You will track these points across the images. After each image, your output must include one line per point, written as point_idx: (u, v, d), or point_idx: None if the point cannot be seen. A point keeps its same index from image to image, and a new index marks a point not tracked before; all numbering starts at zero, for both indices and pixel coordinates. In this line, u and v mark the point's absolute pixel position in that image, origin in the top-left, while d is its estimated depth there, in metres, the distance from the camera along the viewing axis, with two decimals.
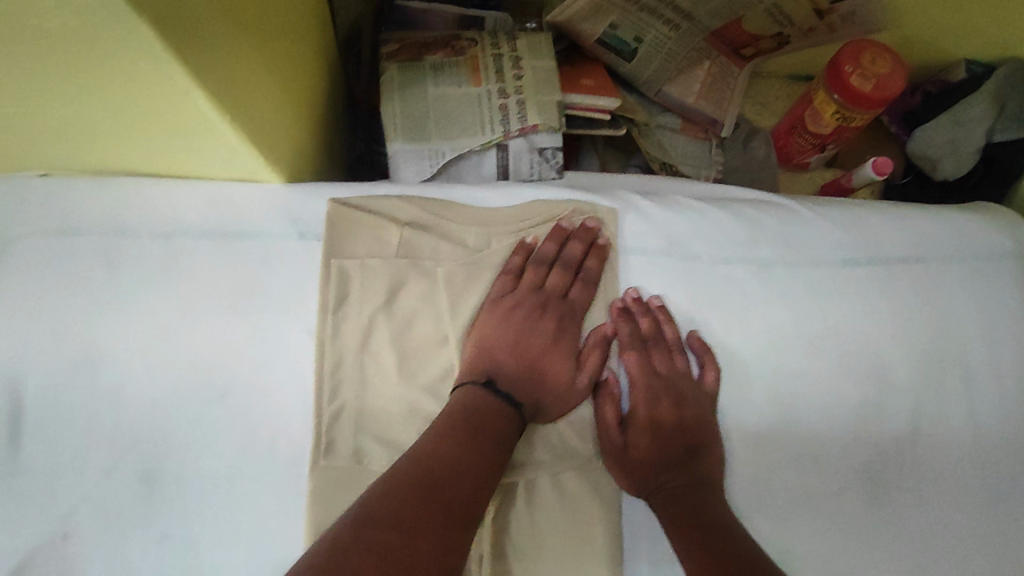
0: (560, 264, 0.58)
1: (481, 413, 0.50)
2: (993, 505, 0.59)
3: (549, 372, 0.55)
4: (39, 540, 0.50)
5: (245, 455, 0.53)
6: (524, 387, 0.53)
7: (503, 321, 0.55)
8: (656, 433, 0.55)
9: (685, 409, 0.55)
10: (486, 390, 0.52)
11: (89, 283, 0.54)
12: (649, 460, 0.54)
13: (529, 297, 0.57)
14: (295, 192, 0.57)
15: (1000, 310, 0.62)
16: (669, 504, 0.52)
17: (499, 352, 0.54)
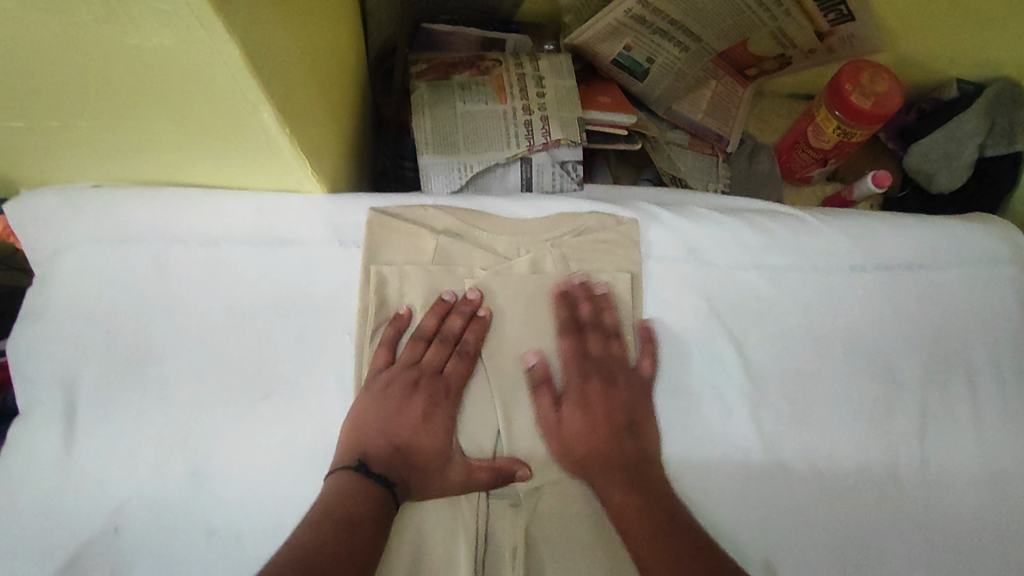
0: (437, 339, 0.58)
1: (350, 502, 0.50)
2: (1004, 498, 0.61)
3: (420, 452, 0.55)
4: (91, 532, 0.53)
5: (289, 452, 0.56)
6: (396, 471, 0.53)
7: (377, 399, 0.55)
8: (586, 416, 0.58)
9: (605, 395, 0.58)
10: (357, 474, 0.52)
11: (141, 287, 0.57)
12: (589, 446, 0.57)
13: (403, 375, 0.57)
14: (334, 202, 0.60)
15: (1001, 313, 0.65)
16: (611, 489, 0.55)
17: (371, 432, 0.55)
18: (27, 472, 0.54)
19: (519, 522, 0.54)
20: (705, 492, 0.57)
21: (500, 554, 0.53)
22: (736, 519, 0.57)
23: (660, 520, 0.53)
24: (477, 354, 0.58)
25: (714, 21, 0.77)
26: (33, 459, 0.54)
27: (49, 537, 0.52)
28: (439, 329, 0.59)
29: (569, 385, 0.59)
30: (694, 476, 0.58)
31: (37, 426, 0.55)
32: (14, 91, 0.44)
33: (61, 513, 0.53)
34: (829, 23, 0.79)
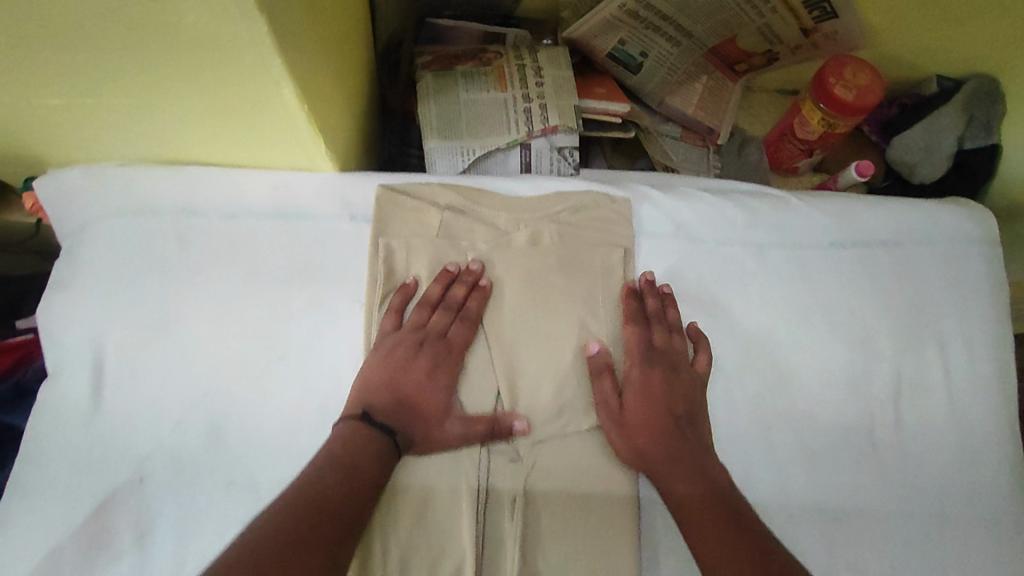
0: (442, 306, 0.61)
1: (356, 450, 0.54)
2: (970, 457, 0.65)
3: (421, 408, 0.58)
4: (118, 481, 0.57)
5: (302, 410, 0.60)
6: (400, 425, 0.57)
7: (384, 357, 0.59)
8: (651, 406, 0.60)
9: (669, 386, 0.61)
10: (361, 424, 0.55)
11: (164, 256, 0.61)
12: (653, 434, 0.59)
13: (410, 337, 0.60)
14: (345, 179, 0.64)
15: (973, 287, 0.69)
16: (678, 482, 0.56)
17: (377, 386, 0.58)
18: (58, 426, 0.58)
19: (517, 477, 0.58)
20: None
21: (500, 504, 0.57)
22: None
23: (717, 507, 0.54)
24: (478, 320, 0.62)
25: (704, 16, 0.81)
26: (64, 414, 0.58)
27: (79, 485, 0.56)
28: (444, 296, 0.62)
29: (565, 351, 0.62)
30: None
31: (66, 384, 0.59)
32: (57, 69, 0.48)
33: (90, 464, 0.57)
34: (812, 21, 0.83)
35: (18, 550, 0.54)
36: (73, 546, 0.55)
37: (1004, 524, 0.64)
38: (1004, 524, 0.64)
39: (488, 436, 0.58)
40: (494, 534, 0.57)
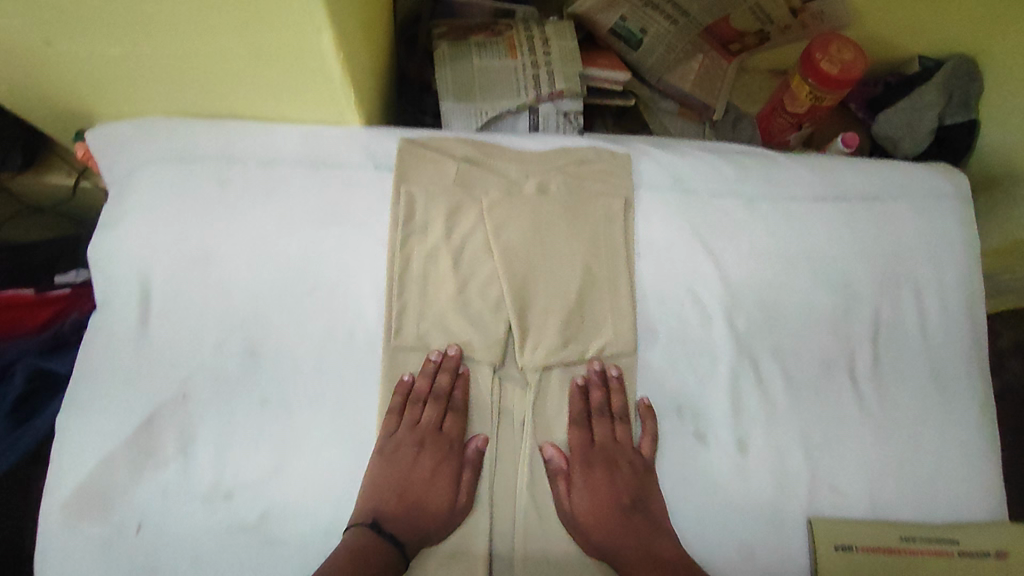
0: (432, 396, 0.65)
1: (363, 554, 0.57)
2: (939, 389, 0.72)
3: (430, 498, 0.62)
4: (164, 397, 0.63)
5: (331, 338, 0.66)
6: (405, 524, 0.61)
7: (389, 462, 0.63)
8: (601, 500, 0.64)
9: (615, 480, 0.65)
10: (372, 529, 0.59)
11: (206, 200, 0.67)
12: (604, 523, 0.63)
13: (408, 436, 0.64)
14: (371, 132, 0.70)
15: (945, 237, 0.75)
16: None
17: (385, 490, 0.62)
18: (107, 350, 0.64)
19: (527, 397, 0.67)
20: (681, 377, 0.69)
21: (511, 420, 0.66)
22: (706, 399, 0.69)
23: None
24: (466, 407, 0.66)
25: None
26: (113, 339, 0.64)
27: (130, 401, 0.63)
28: (432, 387, 0.66)
29: (570, 288, 0.69)
30: (671, 365, 0.69)
31: (115, 313, 0.65)
32: (122, 22, 0.54)
33: (140, 382, 0.63)
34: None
35: (79, 457, 0.61)
36: (125, 454, 0.61)
37: (968, 447, 0.71)
38: (968, 447, 0.71)
39: (496, 362, 0.67)
40: (504, 449, 0.66)
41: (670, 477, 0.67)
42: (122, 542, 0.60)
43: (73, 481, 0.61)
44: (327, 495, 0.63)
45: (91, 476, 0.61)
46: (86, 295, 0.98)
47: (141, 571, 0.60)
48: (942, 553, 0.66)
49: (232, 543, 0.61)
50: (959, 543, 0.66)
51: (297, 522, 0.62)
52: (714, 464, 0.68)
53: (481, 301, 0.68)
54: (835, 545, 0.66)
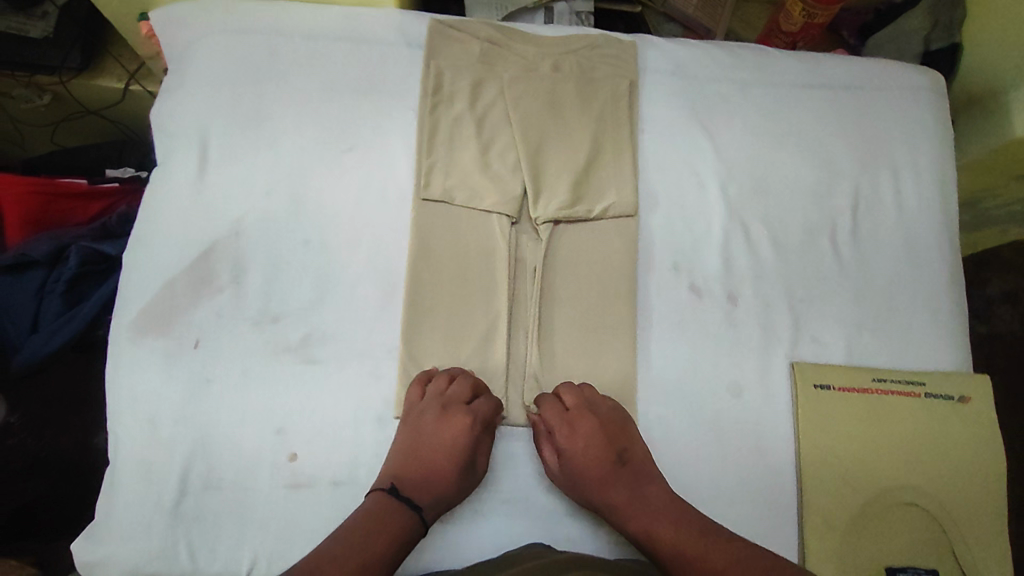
0: (463, 377, 0.68)
1: (381, 520, 0.60)
2: (914, 255, 0.79)
3: (447, 469, 0.64)
4: (219, 234, 0.71)
5: (365, 191, 0.74)
6: (422, 495, 0.63)
7: (412, 429, 0.66)
8: (588, 464, 0.65)
9: (599, 435, 0.66)
10: (389, 493, 0.62)
11: (258, 68, 0.76)
12: (603, 482, 0.65)
13: (434, 405, 0.66)
14: (405, 15, 0.79)
15: (920, 124, 0.83)
16: (643, 521, 0.63)
17: (406, 458, 0.65)
18: (169, 196, 0.73)
19: (541, 246, 0.74)
20: (679, 237, 0.76)
21: (525, 269, 0.73)
22: (701, 258, 0.76)
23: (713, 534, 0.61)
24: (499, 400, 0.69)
25: None
26: (175, 186, 0.73)
27: (189, 236, 0.71)
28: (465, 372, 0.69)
29: (581, 152, 0.76)
30: (671, 225, 0.77)
31: (177, 162, 0.73)
32: None
33: (200, 220, 0.72)
34: None
35: (144, 283, 0.70)
36: (185, 281, 0.70)
37: (940, 307, 0.78)
38: (939, 307, 0.78)
39: (514, 217, 0.74)
40: (518, 293, 0.73)
41: (669, 324, 0.74)
42: (182, 355, 0.68)
43: (139, 302, 0.69)
44: (363, 323, 0.70)
45: (154, 299, 0.69)
46: (132, 192, 1.06)
47: (195, 380, 0.68)
48: (910, 394, 0.74)
49: (275, 362, 0.69)
50: (927, 386, 0.75)
51: (333, 347, 0.70)
52: (708, 315, 0.75)
53: (501, 163, 0.75)
54: (814, 383, 0.73)
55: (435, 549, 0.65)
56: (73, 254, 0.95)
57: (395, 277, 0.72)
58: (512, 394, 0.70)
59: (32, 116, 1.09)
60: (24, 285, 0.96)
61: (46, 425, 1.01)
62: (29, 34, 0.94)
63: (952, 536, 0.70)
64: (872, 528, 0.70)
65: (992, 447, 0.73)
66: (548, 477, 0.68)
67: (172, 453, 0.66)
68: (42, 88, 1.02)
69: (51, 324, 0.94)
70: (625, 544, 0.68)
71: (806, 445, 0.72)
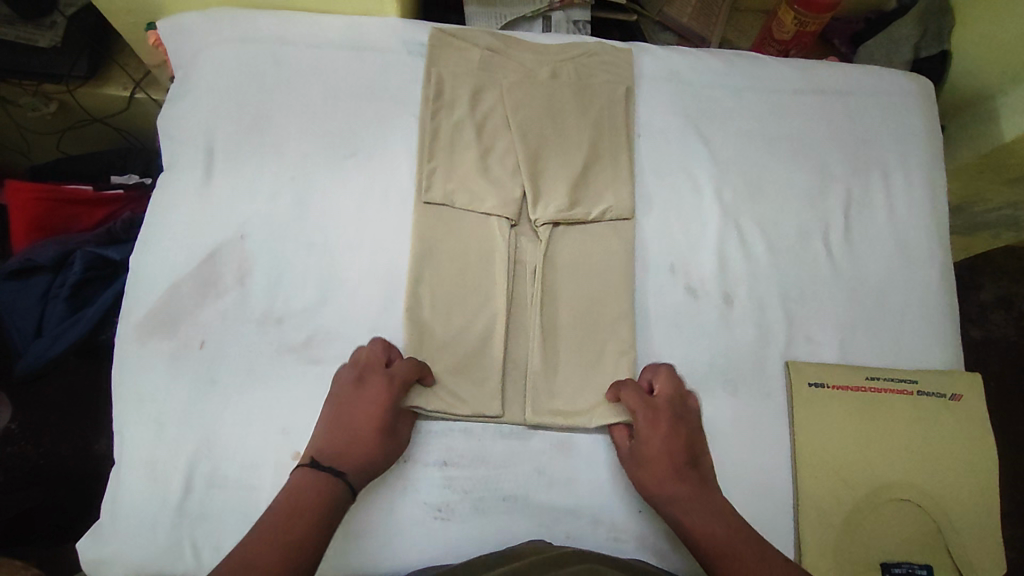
0: (386, 353, 0.69)
1: (312, 491, 0.59)
2: (906, 257, 0.81)
3: (362, 436, 0.64)
4: (226, 237, 0.73)
5: (368, 195, 0.75)
6: (345, 464, 0.62)
7: (336, 404, 0.66)
8: (664, 458, 0.66)
9: (678, 434, 0.67)
10: (314, 468, 0.61)
11: (264, 75, 0.78)
12: (671, 484, 0.65)
13: (351, 374, 0.67)
14: (406, 23, 0.81)
15: (910, 130, 0.85)
16: (700, 516, 0.63)
17: (332, 436, 0.64)
18: (175, 199, 0.74)
19: (541, 248, 0.75)
20: (674, 239, 0.78)
21: (525, 271, 0.75)
22: (697, 259, 0.78)
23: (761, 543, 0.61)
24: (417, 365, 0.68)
25: None
26: (180, 190, 0.74)
27: (195, 239, 0.73)
28: (390, 349, 0.70)
29: (578, 157, 0.78)
30: (666, 228, 0.78)
31: (183, 167, 0.75)
32: None
33: (206, 224, 0.73)
34: None
35: (150, 285, 0.71)
36: (190, 283, 0.71)
37: (934, 308, 0.80)
38: (933, 307, 0.80)
39: (513, 219, 0.75)
40: (518, 293, 0.74)
41: (667, 325, 0.75)
42: (187, 355, 0.69)
43: (146, 303, 0.71)
44: (366, 323, 0.72)
45: (161, 301, 0.70)
46: (137, 198, 1.07)
47: (200, 380, 0.68)
48: (903, 391, 0.75)
49: (279, 362, 0.70)
50: (920, 384, 0.76)
51: (337, 347, 0.71)
52: (704, 315, 0.76)
53: (500, 167, 0.77)
54: (808, 381, 0.74)
55: (419, 540, 0.66)
56: (78, 259, 0.96)
57: (397, 279, 0.73)
58: (512, 393, 0.71)
59: (38, 124, 1.11)
60: (30, 290, 0.97)
61: (46, 433, 1.07)
62: (38, 43, 0.96)
63: (946, 532, 0.72)
64: (866, 525, 0.71)
65: (984, 445, 0.74)
66: (549, 475, 0.69)
67: (179, 452, 0.66)
68: (48, 96, 1.04)
69: (55, 328, 0.95)
70: (625, 541, 0.68)
71: (801, 442, 0.73)
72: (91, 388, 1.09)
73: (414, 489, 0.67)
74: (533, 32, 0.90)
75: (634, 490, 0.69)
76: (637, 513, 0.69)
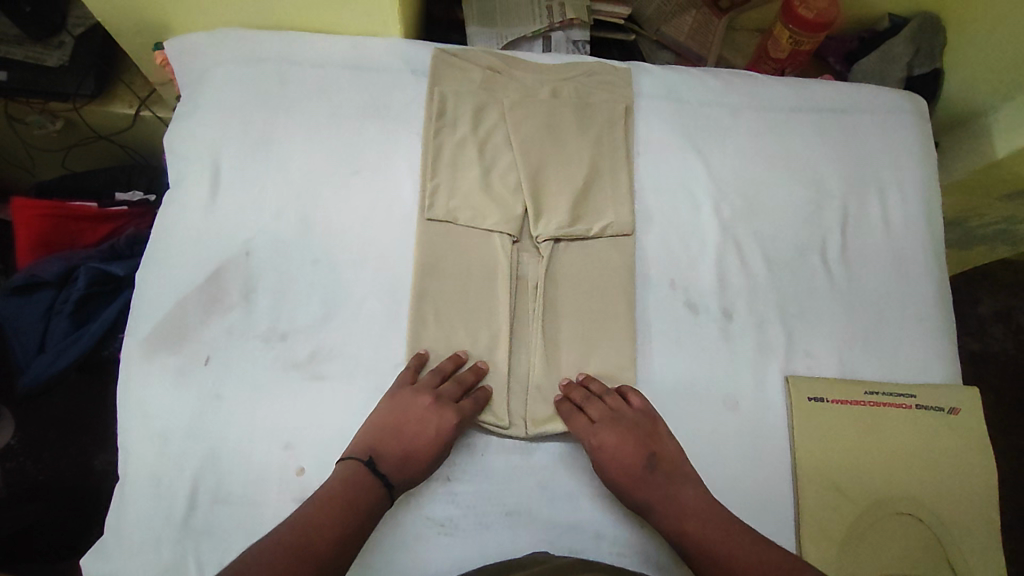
0: (454, 378, 0.70)
1: (355, 488, 0.61)
2: (902, 272, 0.82)
3: (416, 455, 0.65)
4: (231, 254, 0.74)
5: (371, 212, 0.76)
6: (395, 474, 0.63)
7: (396, 406, 0.67)
8: (623, 468, 0.66)
9: (628, 439, 0.67)
10: (366, 466, 0.63)
11: (269, 93, 0.79)
12: (638, 491, 0.65)
13: (424, 391, 0.67)
14: (409, 44, 0.83)
15: (904, 148, 0.87)
16: (681, 522, 0.63)
17: (387, 439, 0.65)
18: (181, 215, 0.75)
19: (542, 264, 0.76)
20: (674, 254, 0.79)
21: (527, 288, 0.75)
22: (697, 275, 0.79)
23: (730, 533, 0.61)
24: (485, 404, 0.70)
25: None
26: (187, 208, 0.75)
27: (201, 256, 0.73)
28: (457, 370, 0.71)
29: (579, 174, 0.79)
30: (666, 244, 0.79)
31: (189, 184, 0.76)
32: None
33: (212, 240, 0.74)
34: None
35: (157, 301, 0.72)
36: (196, 299, 0.72)
37: (930, 322, 0.81)
38: (930, 321, 0.81)
39: (515, 235, 0.76)
40: (520, 308, 0.75)
41: (667, 340, 0.76)
42: (192, 371, 0.70)
43: (152, 319, 0.71)
44: (370, 338, 0.72)
45: (166, 317, 0.71)
46: (140, 214, 1.08)
47: (205, 395, 0.69)
48: (901, 405, 0.76)
49: (284, 378, 0.70)
50: (917, 398, 0.76)
51: (341, 363, 0.71)
52: (704, 330, 0.77)
53: (502, 184, 0.78)
54: (808, 396, 0.75)
55: (423, 556, 0.66)
56: (81, 274, 0.96)
57: (400, 296, 0.74)
58: (516, 408, 0.71)
59: (43, 141, 1.12)
60: (33, 305, 0.97)
61: (45, 448, 1.07)
62: (46, 63, 0.98)
63: (946, 545, 0.72)
64: (868, 539, 0.71)
65: (982, 458, 0.75)
66: (551, 489, 0.69)
67: (184, 467, 0.67)
68: (54, 114, 1.05)
69: (59, 343, 0.96)
70: (628, 556, 0.68)
71: (801, 455, 0.73)
72: (93, 403, 1.10)
73: (417, 503, 0.67)
74: (533, 51, 0.92)
75: None
76: (639, 528, 0.69)
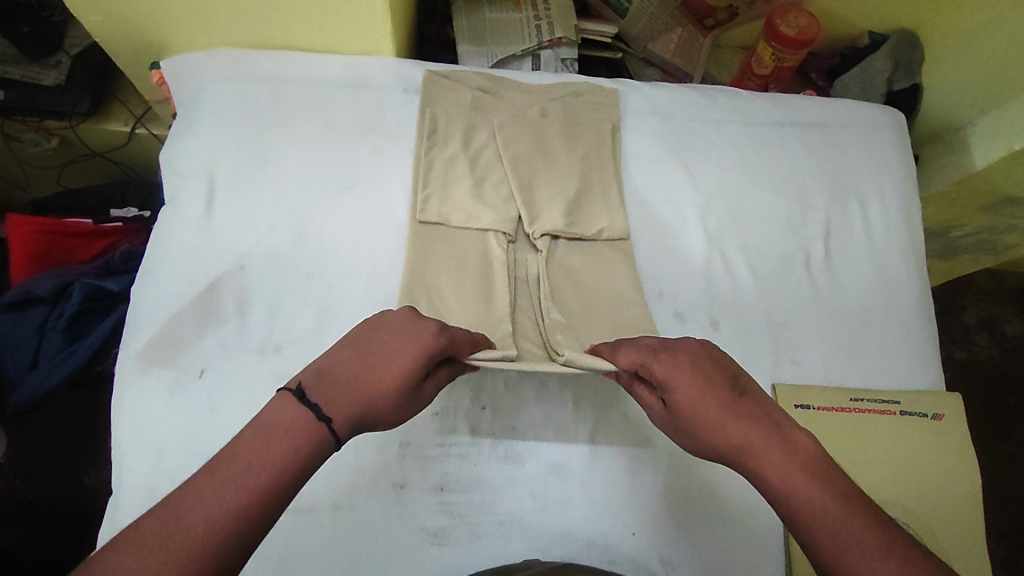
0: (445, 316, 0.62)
1: (274, 433, 0.48)
2: (884, 281, 0.84)
3: (376, 379, 0.53)
4: (224, 269, 0.75)
5: (364, 224, 0.78)
6: (337, 403, 0.51)
7: (365, 332, 0.56)
8: (703, 395, 0.54)
9: (700, 367, 0.56)
10: (298, 398, 0.50)
11: (264, 110, 0.81)
12: (727, 424, 0.53)
13: (405, 314, 0.58)
14: (400, 63, 0.85)
15: (884, 160, 0.89)
16: (784, 466, 0.50)
17: (340, 366, 0.53)
18: (177, 231, 0.76)
19: (542, 260, 0.77)
20: (661, 264, 0.81)
21: (528, 284, 0.77)
22: (685, 283, 0.80)
23: (833, 485, 0.49)
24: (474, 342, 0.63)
25: None
26: (182, 223, 0.76)
27: (195, 270, 0.75)
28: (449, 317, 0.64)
29: (570, 190, 0.81)
30: (655, 254, 0.81)
31: (185, 199, 0.78)
32: None
33: (208, 256, 0.75)
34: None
35: (151, 315, 0.73)
36: (191, 312, 0.73)
37: (914, 328, 0.83)
38: (913, 328, 0.83)
39: (511, 236, 0.78)
40: None
41: None
42: (187, 384, 0.70)
43: (147, 333, 0.72)
44: None
45: (162, 330, 0.72)
46: (136, 230, 1.09)
47: (200, 407, 0.69)
48: (886, 412, 0.77)
49: (277, 389, 0.71)
50: (901, 404, 0.78)
51: None
52: (694, 337, 0.78)
53: (494, 195, 0.80)
54: (795, 403, 0.76)
55: (416, 566, 0.66)
56: (76, 290, 0.97)
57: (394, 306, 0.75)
58: (507, 420, 0.73)
59: (40, 159, 1.14)
60: (25, 322, 0.97)
61: (36, 466, 1.06)
62: (43, 82, 0.99)
63: (934, 549, 0.73)
64: None
65: (965, 463, 0.76)
66: (543, 498, 0.70)
67: (176, 479, 0.67)
68: (50, 132, 1.06)
69: (51, 359, 0.96)
70: (619, 564, 0.69)
71: None
72: (86, 420, 1.10)
73: (410, 514, 0.68)
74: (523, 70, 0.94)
75: (628, 514, 0.70)
76: (631, 536, 0.70)
